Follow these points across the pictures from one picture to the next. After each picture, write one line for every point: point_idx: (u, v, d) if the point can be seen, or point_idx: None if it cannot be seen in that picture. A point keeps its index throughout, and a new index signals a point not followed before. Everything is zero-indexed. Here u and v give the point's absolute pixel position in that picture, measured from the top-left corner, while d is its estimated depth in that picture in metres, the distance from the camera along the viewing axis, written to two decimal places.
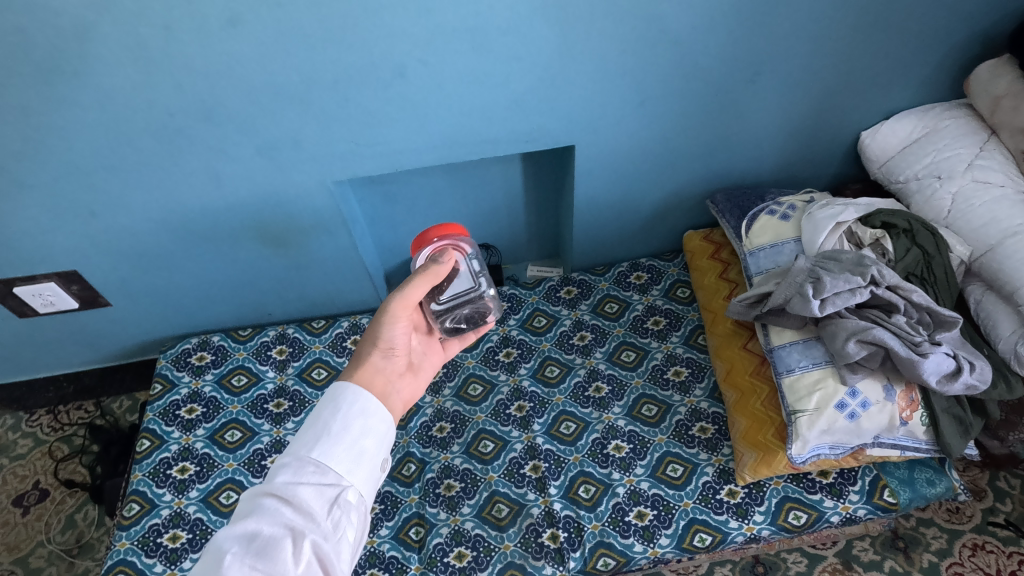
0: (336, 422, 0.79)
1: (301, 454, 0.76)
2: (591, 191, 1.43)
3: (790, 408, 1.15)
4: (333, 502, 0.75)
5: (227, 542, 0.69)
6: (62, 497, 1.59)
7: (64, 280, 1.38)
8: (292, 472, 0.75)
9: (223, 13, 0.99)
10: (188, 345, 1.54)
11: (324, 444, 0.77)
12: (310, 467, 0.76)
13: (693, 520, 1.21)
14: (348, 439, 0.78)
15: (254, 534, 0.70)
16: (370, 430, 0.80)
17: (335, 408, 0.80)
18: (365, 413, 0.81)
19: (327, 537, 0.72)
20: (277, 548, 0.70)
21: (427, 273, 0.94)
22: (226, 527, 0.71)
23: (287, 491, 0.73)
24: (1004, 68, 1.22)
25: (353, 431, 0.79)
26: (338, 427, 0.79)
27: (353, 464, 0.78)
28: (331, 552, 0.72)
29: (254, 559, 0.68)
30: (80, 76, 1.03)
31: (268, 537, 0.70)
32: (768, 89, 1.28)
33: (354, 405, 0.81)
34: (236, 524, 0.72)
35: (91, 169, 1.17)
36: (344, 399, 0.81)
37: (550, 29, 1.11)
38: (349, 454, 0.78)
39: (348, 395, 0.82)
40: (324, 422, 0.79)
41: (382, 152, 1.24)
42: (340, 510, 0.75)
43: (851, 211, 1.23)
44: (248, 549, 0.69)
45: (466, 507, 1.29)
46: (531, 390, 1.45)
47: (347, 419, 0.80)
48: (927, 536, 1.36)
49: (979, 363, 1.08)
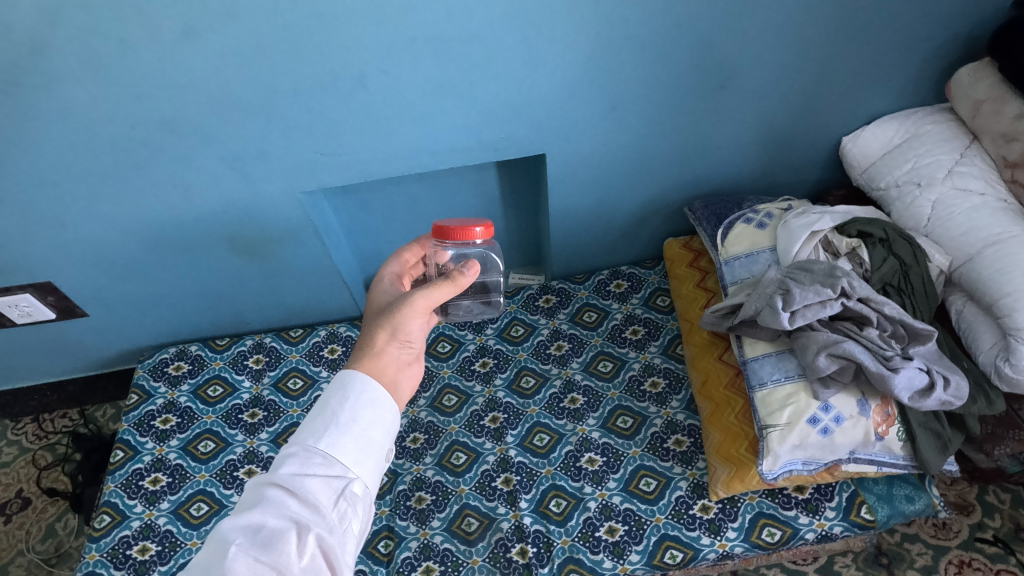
0: (345, 412, 0.75)
1: (308, 445, 0.73)
2: (565, 199, 1.41)
3: (762, 422, 1.12)
4: (339, 494, 0.72)
5: (231, 535, 0.66)
6: (44, 505, 1.60)
7: (39, 291, 1.38)
8: (299, 463, 0.72)
9: (176, 25, 0.99)
10: (166, 354, 1.55)
11: (332, 435, 0.74)
12: (318, 459, 0.72)
13: (665, 536, 1.19)
14: (356, 431, 0.75)
15: (259, 525, 0.67)
16: (378, 422, 0.77)
17: (344, 398, 0.77)
18: (373, 405, 0.77)
19: (334, 530, 0.70)
20: (283, 540, 0.67)
21: (455, 280, 0.90)
22: (230, 516, 0.68)
23: (294, 481, 0.70)
24: (985, 71, 1.19)
25: (360, 422, 0.76)
26: (346, 418, 0.75)
27: (360, 455, 0.75)
28: (336, 545, 0.69)
29: (260, 551, 0.65)
30: (39, 90, 1.03)
31: (273, 529, 0.67)
32: (742, 94, 1.26)
33: (363, 394, 0.77)
34: (241, 514, 0.68)
35: (57, 182, 1.17)
36: (352, 387, 0.77)
37: (512, 36, 1.09)
38: (357, 445, 0.74)
39: (358, 383, 0.78)
40: (332, 412, 0.75)
41: (350, 162, 1.23)
42: (347, 502, 0.72)
43: (826, 219, 1.20)
44: (253, 541, 0.66)
45: (435, 520, 1.28)
46: (505, 401, 1.43)
47: (355, 410, 0.76)
48: (911, 553, 1.33)
49: (953, 379, 1.04)
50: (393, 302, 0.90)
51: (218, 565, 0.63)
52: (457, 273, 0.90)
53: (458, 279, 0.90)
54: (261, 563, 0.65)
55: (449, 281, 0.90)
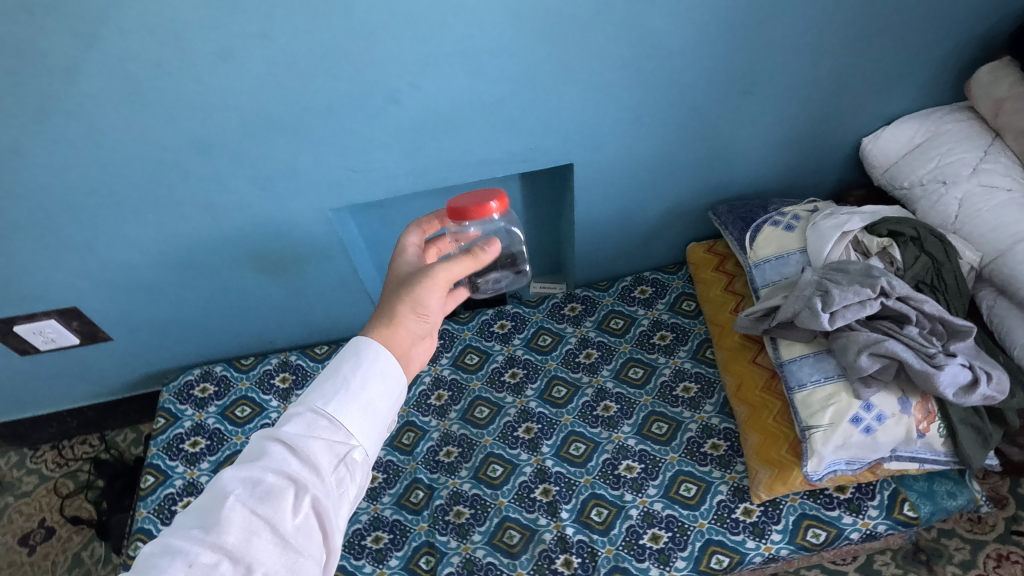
0: (356, 379, 0.75)
1: (315, 406, 0.73)
2: (591, 207, 1.41)
3: (804, 423, 1.13)
4: (340, 459, 0.72)
5: (232, 484, 0.67)
6: (68, 534, 1.57)
7: (64, 316, 1.36)
8: (305, 423, 0.72)
9: (212, 47, 0.99)
10: (190, 376, 1.53)
11: (339, 400, 0.73)
12: (323, 422, 0.72)
13: (709, 541, 1.19)
14: (363, 400, 0.75)
15: (259, 479, 0.68)
16: (386, 393, 0.77)
17: (356, 364, 0.76)
18: (383, 376, 0.77)
19: (331, 493, 0.70)
20: (280, 496, 0.67)
21: (472, 254, 0.88)
22: (232, 465, 0.69)
23: (297, 441, 0.70)
24: (1004, 71, 1.22)
25: (369, 391, 0.75)
26: (356, 385, 0.75)
27: (365, 424, 0.75)
28: (331, 507, 0.69)
29: (257, 503, 0.66)
30: (73, 115, 1.03)
31: (272, 485, 0.68)
32: (766, 99, 1.27)
33: (375, 365, 0.77)
34: (243, 464, 0.69)
35: (87, 207, 1.16)
36: (365, 355, 0.77)
37: (543, 49, 1.10)
38: (363, 413, 0.74)
39: (371, 351, 0.77)
40: (343, 377, 0.75)
41: (380, 178, 1.23)
42: (346, 468, 0.72)
43: (856, 220, 1.22)
44: (251, 493, 0.66)
45: (476, 534, 1.27)
46: (538, 410, 1.42)
47: (365, 378, 0.75)
48: (949, 548, 1.33)
49: (996, 373, 1.05)
50: (415, 273, 0.88)
51: (216, 513, 0.64)
52: (479, 249, 0.88)
53: (481, 255, 0.88)
54: (256, 515, 0.65)
55: (469, 255, 0.88)
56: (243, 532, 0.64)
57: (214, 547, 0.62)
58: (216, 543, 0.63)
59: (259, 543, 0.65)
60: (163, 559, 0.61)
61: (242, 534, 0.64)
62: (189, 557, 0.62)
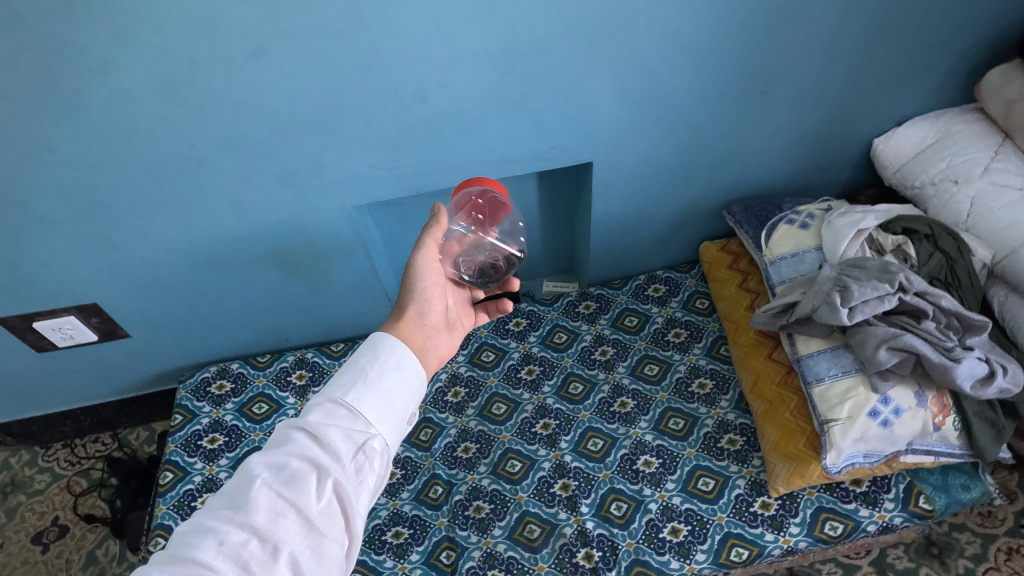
0: (373, 370, 0.78)
1: (334, 396, 0.75)
2: (608, 206, 1.43)
3: (822, 417, 1.15)
4: (359, 447, 0.73)
5: (258, 468, 0.69)
6: (83, 533, 1.57)
7: (84, 312, 1.37)
8: (325, 412, 0.74)
9: (247, 44, 1.00)
10: (207, 373, 1.54)
11: (358, 390, 0.76)
12: (342, 411, 0.75)
13: (729, 534, 1.20)
14: (381, 390, 0.77)
15: (283, 464, 0.70)
16: (402, 384, 0.79)
17: (373, 356, 0.79)
18: (399, 367, 0.79)
19: (351, 479, 0.71)
20: (303, 480, 0.69)
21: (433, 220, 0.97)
22: (259, 452, 0.71)
23: (319, 428, 0.72)
24: (1016, 73, 1.24)
25: (386, 382, 0.78)
26: (374, 376, 0.77)
27: (383, 413, 0.76)
28: (352, 492, 0.71)
29: (282, 487, 0.68)
30: (104, 110, 1.04)
31: (295, 470, 0.70)
32: (783, 99, 1.30)
33: (392, 357, 0.79)
34: (268, 451, 0.71)
35: (113, 203, 1.17)
36: (383, 349, 0.80)
37: (569, 48, 1.12)
38: (380, 403, 0.76)
39: (388, 344, 0.80)
40: (361, 368, 0.78)
41: (403, 175, 1.24)
42: (365, 456, 0.73)
43: (871, 218, 1.25)
44: (277, 477, 0.68)
45: (496, 529, 1.28)
46: (555, 407, 1.44)
47: (382, 369, 0.78)
48: (960, 541, 1.35)
49: (1011, 367, 1.08)
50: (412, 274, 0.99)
51: (244, 494, 0.67)
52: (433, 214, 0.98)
53: (440, 218, 0.97)
54: (281, 498, 0.67)
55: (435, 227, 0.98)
56: (269, 513, 0.66)
57: (243, 526, 0.65)
58: (245, 523, 0.65)
59: (285, 525, 0.67)
60: (195, 538, 0.64)
61: (268, 515, 0.66)
62: (219, 536, 0.64)
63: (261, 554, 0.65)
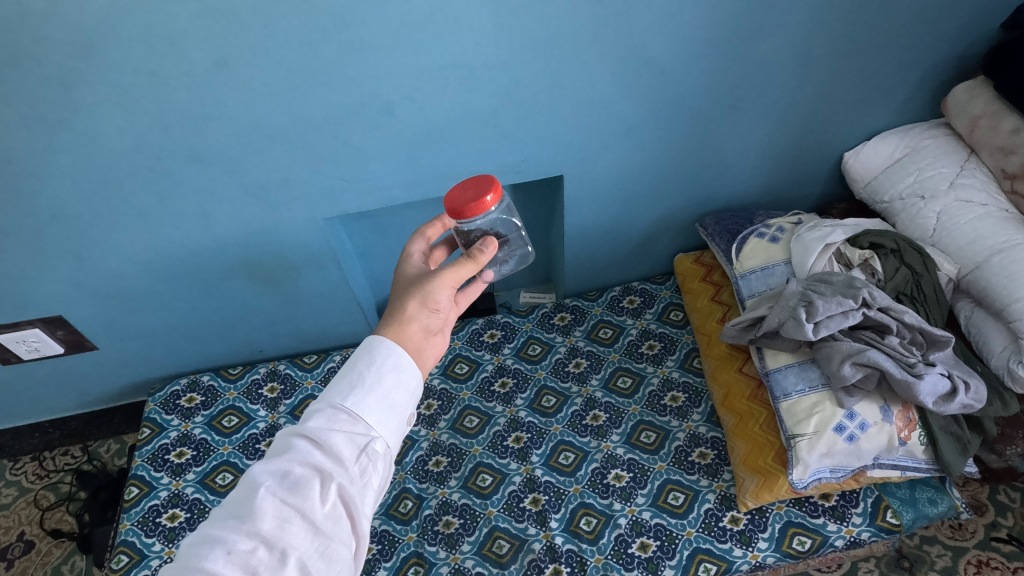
0: (371, 374, 0.76)
1: (334, 401, 0.74)
2: (581, 218, 1.43)
3: (789, 432, 1.15)
4: (361, 450, 0.72)
5: (262, 477, 0.68)
6: (48, 548, 1.52)
7: (48, 325, 1.35)
8: (326, 418, 0.73)
9: (209, 57, 0.99)
10: (177, 386, 1.52)
11: (357, 395, 0.74)
12: (343, 416, 0.73)
13: (697, 549, 1.20)
14: (380, 393, 0.75)
15: (286, 471, 0.69)
16: (402, 386, 0.77)
17: (370, 360, 0.77)
18: (397, 369, 0.77)
19: (355, 482, 0.71)
20: (307, 486, 0.68)
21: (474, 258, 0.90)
22: (261, 461, 0.70)
23: (320, 434, 0.71)
24: (980, 88, 1.26)
25: (385, 385, 0.76)
26: (372, 379, 0.75)
27: (383, 416, 0.75)
28: (357, 495, 0.70)
29: (287, 494, 0.67)
30: (63, 122, 1.02)
31: (299, 476, 0.69)
32: (753, 113, 1.30)
33: (388, 359, 0.77)
34: (271, 460, 0.70)
35: (75, 215, 1.16)
36: (379, 352, 0.77)
37: (536, 62, 1.12)
38: (380, 406, 0.75)
39: (384, 347, 0.78)
40: (359, 373, 0.76)
41: (371, 188, 1.24)
42: (368, 458, 0.72)
43: (838, 232, 1.25)
44: (281, 484, 0.68)
45: (465, 544, 1.26)
46: (528, 420, 1.43)
47: (380, 372, 0.76)
48: (931, 555, 1.35)
49: (973, 382, 1.09)
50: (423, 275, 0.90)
51: (249, 503, 0.66)
52: (478, 251, 0.90)
53: (483, 256, 0.90)
54: (287, 505, 0.67)
55: (469, 260, 0.90)
56: (276, 520, 0.66)
57: (250, 534, 0.64)
58: (251, 531, 0.64)
59: (292, 530, 0.66)
60: (204, 548, 0.64)
61: (275, 522, 0.65)
62: (227, 545, 0.63)
63: (270, 560, 0.64)
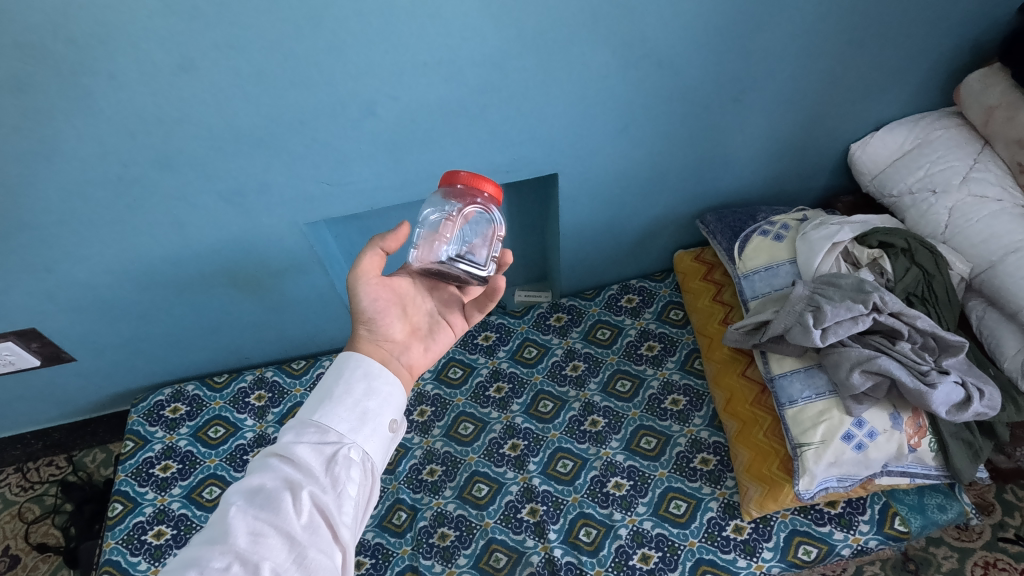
0: (339, 386, 0.72)
1: (303, 415, 0.70)
2: (577, 216, 1.37)
3: (795, 441, 1.11)
4: (334, 458, 0.68)
5: (234, 495, 0.64)
6: (34, 563, 1.48)
7: (22, 338, 1.29)
8: (296, 432, 0.69)
9: (173, 58, 0.92)
10: (161, 396, 1.47)
11: (326, 406, 0.71)
12: (312, 428, 0.69)
13: (700, 560, 1.16)
14: (349, 402, 0.71)
15: (258, 488, 0.65)
16: (375, 394, 0.73)
17: (338, 374, 0.74)
18: (368, 378, 0.74)
19: (329, 491, 0.66)
20: (279, 500, 0.64)
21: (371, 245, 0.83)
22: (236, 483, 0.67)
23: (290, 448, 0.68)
24: (995, 77, 1.20)
25: (355, 394, 0.72)
26: (341, 392, 0.72)
27: (356, 424, 0.71)
28: (332, 504, 0.65)
29: (259, 510, 0.63)
30: (20, 130, 0.95)
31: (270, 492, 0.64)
32: (756, 106, 1.24)
33: (357, 369, 0.74)
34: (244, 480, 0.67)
35: (41, 227, 1.09)
36: (347, 365, 0.74)
37: (527, 58, 1.05)
38: (351, 413, 0.71)
39: (353, 360, 0.74)
40: (326, 387, 0.73)
41: (357, 191, 1.17)
42: (342, 466, 0.68)
43: (846, 230, 1.20)
44: (253, 500, 0.63)
45: (462, 558, 1.23)
46: (524, 426, 1.38)
47: (349, 383, 0.73)
48: (938, 557, 1.31)
49: (987, 389, 1.05)
50: None
51: (222, 522, 0.62)
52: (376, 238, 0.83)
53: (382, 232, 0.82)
54: (260, 520, 0.62)
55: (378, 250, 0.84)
56: (250, 536, 0.62)
57: (223, 552, 0.60)
58: (224, 549, 0.60)
59: (268, 544, 0.62)
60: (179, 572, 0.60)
61: (248, 537, 0.61)
62: (199, 565, 0.59)
63: None
